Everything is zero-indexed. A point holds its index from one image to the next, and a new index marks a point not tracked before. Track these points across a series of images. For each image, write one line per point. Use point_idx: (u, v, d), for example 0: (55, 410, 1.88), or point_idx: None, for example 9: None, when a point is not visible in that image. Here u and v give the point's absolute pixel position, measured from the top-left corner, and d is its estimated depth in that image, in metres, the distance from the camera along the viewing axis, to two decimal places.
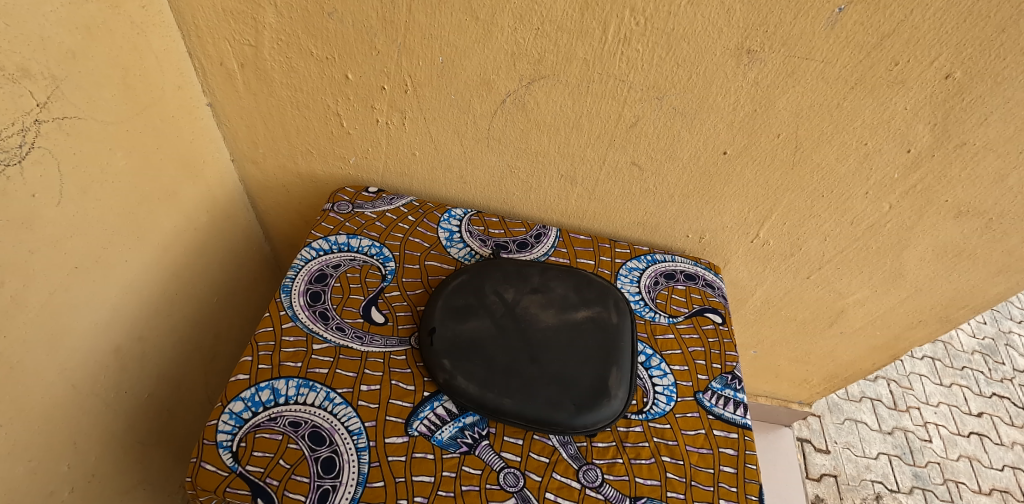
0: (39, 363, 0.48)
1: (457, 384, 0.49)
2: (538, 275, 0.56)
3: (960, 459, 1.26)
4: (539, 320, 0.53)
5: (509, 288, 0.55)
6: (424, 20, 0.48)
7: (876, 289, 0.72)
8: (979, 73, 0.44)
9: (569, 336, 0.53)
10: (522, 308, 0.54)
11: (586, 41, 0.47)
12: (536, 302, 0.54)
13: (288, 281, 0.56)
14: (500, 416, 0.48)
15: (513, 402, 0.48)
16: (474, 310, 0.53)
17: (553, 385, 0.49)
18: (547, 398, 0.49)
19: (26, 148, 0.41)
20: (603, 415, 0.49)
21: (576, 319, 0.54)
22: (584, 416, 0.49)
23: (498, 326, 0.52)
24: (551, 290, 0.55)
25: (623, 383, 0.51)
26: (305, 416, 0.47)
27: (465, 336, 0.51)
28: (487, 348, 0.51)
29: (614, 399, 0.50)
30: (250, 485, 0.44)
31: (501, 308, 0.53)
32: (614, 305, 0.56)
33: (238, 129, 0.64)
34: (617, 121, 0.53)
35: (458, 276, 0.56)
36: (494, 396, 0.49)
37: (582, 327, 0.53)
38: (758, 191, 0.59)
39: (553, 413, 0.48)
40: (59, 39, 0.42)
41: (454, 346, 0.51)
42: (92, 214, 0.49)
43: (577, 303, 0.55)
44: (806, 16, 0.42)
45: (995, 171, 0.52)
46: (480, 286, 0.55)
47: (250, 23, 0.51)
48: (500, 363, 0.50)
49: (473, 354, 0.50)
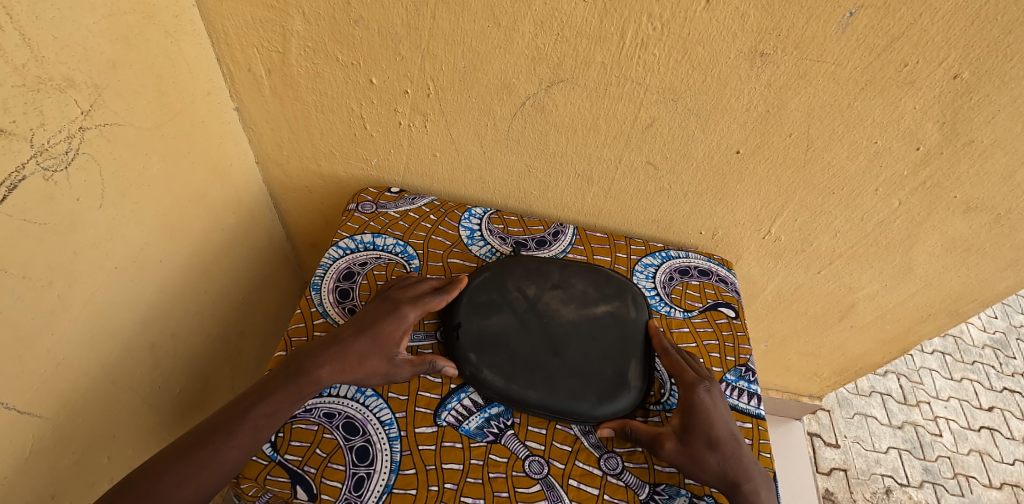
0: (84, 358, 0.50)
1: (482, 377, 0.51)
2: (558, 271, 0.58)
3: (971, 453, 1.27)
4: (560, 315, 0.55)
5: (530, 283, 0.57)
6: (447, 26, 0.50)
7: (886, 284, 0.74)
8: (987, 73, 0.46)
9: (589, 331, 0.55)
10: (543, 302, 0.56)
11: (604, 46, 0.48)
12: (557, 298, 0.56)
13: (318, 279, 0.59)
14: (525, 408, 0.51)
15: (537, 394, 0.51)
16: (498, 305, 0.55)
17: (575, 378, 0.52)
18: (569, 389, 0.51)
19: (72, 154, 0.44)
20: (624, 406, 0.52)
21: (595, 313, 0.56)
22: (606, 407, 0.51)
23: (521, 320, 0.55)
24: (571, 286, 0.58)
25: (643, 376, 0.54)
26: (338, 407, 0.49)
27: (489, 330, 0.54)
28: (511, 342, 0.53)
29: (635, 392, 0.53)
30: (289, 473, 0.46)
31: (524, 303, 0.56)
32: (632, 299, 0.58)
33: (263, 131, 0.66)
34: (633, 122, 0.55)
35: (481, 273, 0.57)
36: (520, 388, 0.51)
37: (601, 321, 0.56)
38: (771, 188, 0.61)
39: (576, 404, 0.51)
40: (101, 49, 0.44)
41: (479, 340, 0.53)
42: (129, 216, 0.52)
43: (596, 298, 0.57)
44: (818, 20, 0.44)
45: (1003, 167, 0.54)
46: (503, 282, 0.57)
47: (279, 31, 0.53)
48: (524, 357, 0.53)
49: (497, 348, 0.53)
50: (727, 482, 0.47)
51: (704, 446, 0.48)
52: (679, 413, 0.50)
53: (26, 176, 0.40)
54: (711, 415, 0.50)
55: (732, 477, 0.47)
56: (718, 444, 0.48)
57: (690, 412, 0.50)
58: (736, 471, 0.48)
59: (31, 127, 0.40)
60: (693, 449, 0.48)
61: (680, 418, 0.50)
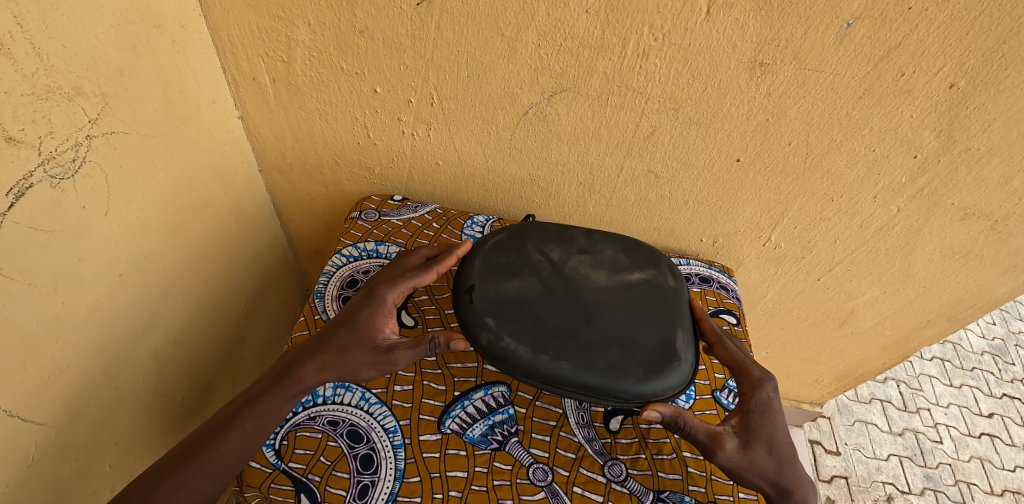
0: (88, 365, 0.51)
1: (505, 345, 0.47)
2: (584, 238, 0.56)
3: (972, 460, 1.27)
4: (591, 281, 0.52)
5: (554, 248, 0.54)
6: (451, 37, 0.51)
7: (885, 290, 0.74)
8: (983, 82, 0.46)
9: (624, 298, 0.51)
10: (570, 267, 0.53)
11: (606, 56, 0.49)
12: (586, 263, 0.54)
13: (321, 286, 0.60)
14: (556, 381, 0.46)
15: (571, 366, 0.47)
16: (519, 269, 0.52)
17: (614, 348, 0.48)
18: (608, 359, 0.47)
19: (79, 162, 0.44)
20: (672, 379, 0.47)
21: (629, 281, 0.53)
22: (651, 382, 0.47)
23: (546, 285, 0.51)
24: (599, 252, 0.55)
25: (689, 346, 0.50)
26: (342, 415, 0.50)
27: (510, 295, 0.50)
28: (536, 308, 0.49)
29: (682, 363, 0.48)
30: (294, 481, 0.46)
31: (548, 268, 0.52)
32: (667, 269, 0.55)
33: (267, 140, 0.67)
34: (635, 131, 0.56)
35: (496, 236, 0.55)
36: (550, 358, 0.47)
37: (637, 289, 0.52)
38: (770, 196, 0.61)
39: (616, 376, 0.46)
40: (109, 58, 0.45)
41: (497, 305, 0.49)
42: (134, 224, 0.52)
43: (629, 266, 0.54)
44: (816, 31, 0.44)
45: (999, 175, 0.54)
46: (523, 245, 0.54)
47: (284, 41, 0.54)
48: (552, 324, 0.49)
49: (521, 315, 0.49)
50: (778, 489, 0.47)
51: (765, 451, 0.47)
52: (741, 411, 0.49)
53: (33, 184, 0.41)
54: (776, 418, 0.49)
55: (786, 484, 0.47)
56: (778, 449, 0.48)
57: (756, 411, 0.49)
58: (790, 479, 0.47)
59: (39, 135, 0.40)
60: (755, 454, 0.47)
61: (743, 417, 0.49)
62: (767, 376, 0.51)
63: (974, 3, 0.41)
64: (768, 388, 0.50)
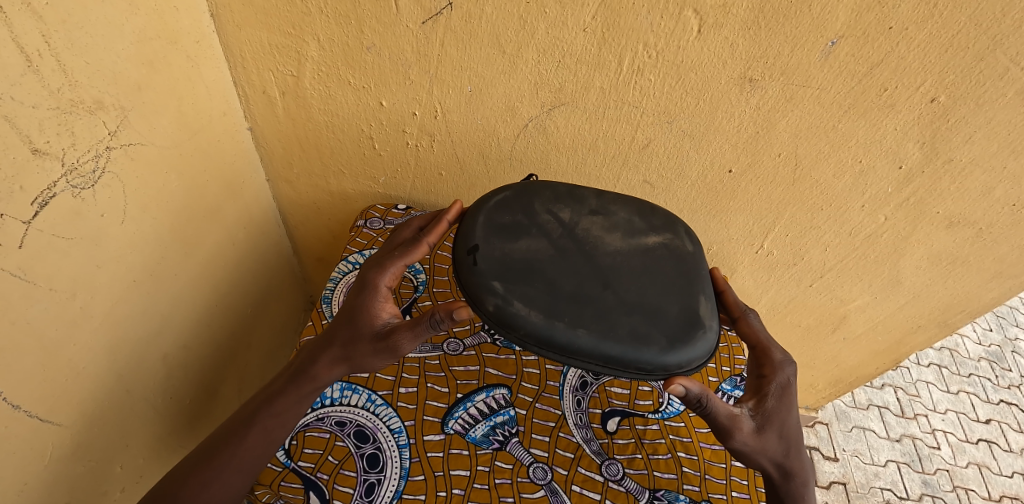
0: (102, 368, 0.52)
1: (515, 310, 0.43)
2: (594, 198, 0.51)
3: (969, 466, 1.28)
4: (605, 244, 0.48)
5: (563, 208, 0.50)
6: (455, 53, 0.53)
7: (875, 296, 0.76)
8: (962, 97, 0.49)
9: (642, 263, 0.48)
10: (582, 229, 0.49)
11: (602, 72, 0.51)
12: (599, 225, 0.49)
13: (329, 292, 0.62)
14: (573, 351, 0.43)
15: (589, 333, 0.43)
16: (526, 229, 0.47)
17: (635, 315, 0.44)
18: (630, 328, 0.43)
19: (99, 172, 0.46)
20: (699, 350, 0.44)
21: (646, 244, 0.49)
22: (676, 352, 0.43)
23: (557, 248, 0.47)
24: (612, 214, 0.51)
25: (713, 314, 0.47)
26: (350, 416, 0.52)
27: (519, 256, 0.46)
28: (547, 271, 0.45)
29: (707, 331, 0.45)
30: (303, 479, 0.48)
31: (559, 229, 0.48)
32: (684, 232, 0.51)
33: (275, 150, 0.69)
34: (630, 143, 0.58)
35: (499, 193, 0.50)
36: (566, 325, 0.43)
37: (655, 253, 0.48)
38: (762, 205, 0.63)
39: (638, 346, 0.43)
40: (128, 73, 0.47)
41: (505, 267, 0.45)
42: (148, 231, 0.54)
43: (645, 229, 0.50)
44: (802, 49, 0.47)
45: (982, 184, 0.56)
46: (530, 205, 0.49)
47: (294, 56, 0.56)
48: (566, 289, 0.44)
49: (531, 278, 0.44)
50: (779, 471, 0.49)
51: (777, 436, 0.48)
52: (759, 395, 0.49)
53: (56, 193, 0.42)
54: (790, 403, 0.50)
55: (788, 466, 0.49)
56: (788, 434, 0.49)
57: (773, 396, 0.49)
58: (792, 461, 0.49)
59: (63, 147, 0.42)
60: (768, 439, 0.47)
61: (760, 398, 0.49)
62: (787, 359, 0.51)
63: (950, 23, 0.44)
64: (787, 372, 0.50)
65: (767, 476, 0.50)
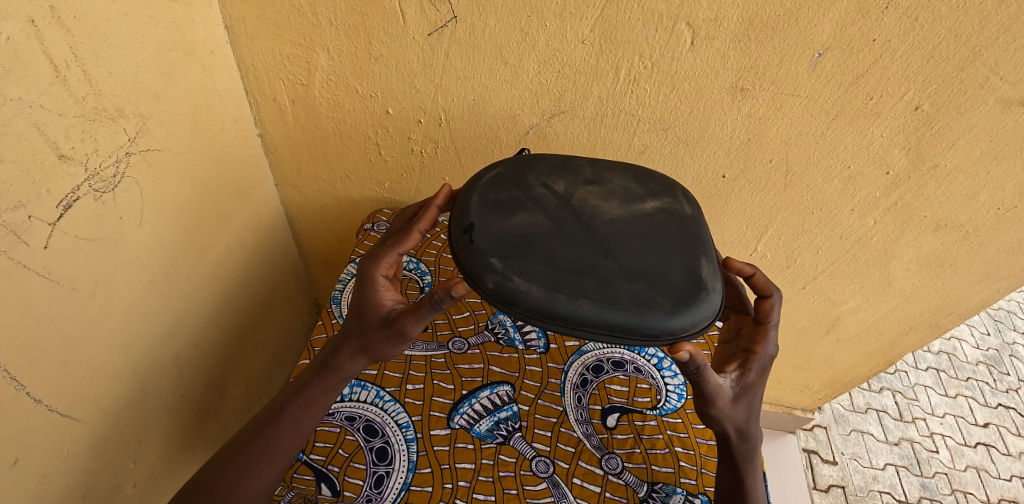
0: (118, 366, 0.54)
1: (515, 285, 0.42)
2: (590, 168, 0.52)
3: (968, 469, 1.28)
4: (603, 213, 0.48)
5: (558, 180, 0.50)
6: (459, 63, 0.55)
7: (867, 297, 0.78)
8: (944, 105, 0.51)
9: (641, 228, 0.47)
10: (578, 200, 0.49)
11: (600, 81, 0.54)
12: (595, 195, 0.49)
13: (337, 292, 0.65)
14: (576, 323, 0.42)
15: (592, 303, 0.42)
16: (522, 204, 0.47)
17: (637, 281, 0.43)
18: (633, 294, 0.42)
19: (119, 177, 0.48)
20: (704, 312, 0.43)
21: (644, 210, 0.49)
22: (681, 315, 0.42)
23: (554, 220, 0.46)
24: (608, 182, 0.51)
25: (717, 275, 0.46)
26: (359, 412, 0.54)
27: (515, 232, 0.45)
28: (545, 243, 0.45)
29: (712, 293, 0.44)
30: (314, 472, 0.50)
31: (554, 201, 0.48)
32: (683, 196, 0.51)
33: (283, 156, 0.71)
34: (628, 149, 0.60)
35: (493, 171, 0.50)
36: (566, 296, 0.42)
37: (654, 219, 0.48)
38: (755, 209, 0.65)
39: (643, 312, 0.42)
40: (147, 82, 0.49)
41: (502, 243, 0.44)
42: (163, 233, 0.56)
43: (642, 195, 0.50)
44: (790, 60, 0.49)
45: (967, 189, 0.58)
46: (524, 180, 0.50)
47: (304, 65, 0.59)
48: (566, 260, 0.44)
49: (530, 252, 0.44)
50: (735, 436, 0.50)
51: (745, 404, 0.50)
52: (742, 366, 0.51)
53: (80, 197, 0.45)
54: (764, 380, 0.51)
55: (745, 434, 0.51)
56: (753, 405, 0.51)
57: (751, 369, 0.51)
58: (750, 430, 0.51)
59: (87, 153, 0.44)
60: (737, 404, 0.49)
61: (743, 371, 0.51)
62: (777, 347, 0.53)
63: (931, 35, 0.46)
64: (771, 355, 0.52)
65: (726, 440, 0.51)
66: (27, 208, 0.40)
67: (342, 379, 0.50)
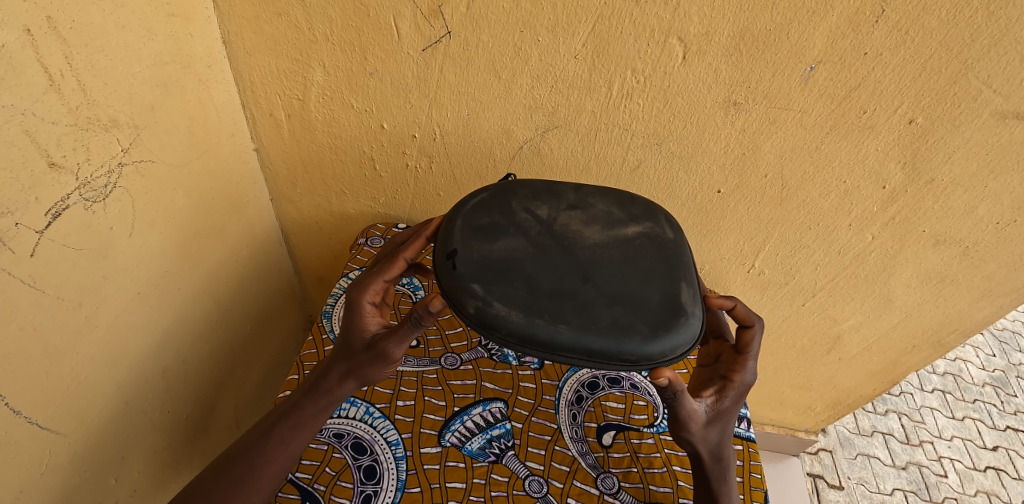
0: (103, 378, 0.53)
1: (495, 311, 0.42)
2: (573, 193, 0.51)
3: (978, 494, 1.24)
4: (585, 237, 0.47)
5: (542, 205, 0.49)
6: (453, 78, 0.55)
7: (868, 315, 0.77)
8: (938, 118, 0.51)
9: (621, 252, 0.46)
10: (561, 225, 0.48)
11: (593, 96, 0.54)
12: (577, 219, 0.49)
13: (328, 308, 0.64)
14: (555, 349, 0.41)
15: (571, 328, 0.41)
16: (504, 229, 0.47)
17: (617, 306, 0.43)
18: (611, 319, 0.42)
19: (110, 187, 0.48)
20: (683, 337, 0.43)
21: (626, 235, 0.48)
22: (660, 341, 0.42)
23: (535, 245, 0.46)
24: (591, 206, 0.50)
25: (697, 300, 0.45)
26: (348, 428, 0.53)
27: (497, 257, 0.45)
28: (525, 269, 0.44)
29: (692, 318, 0.43)
30: (299, 490, 0.48)
31: (537, 226, 0.47)
32: (665, 220, 0.50)
33: (279, 171, 0.71)
34: (622, 165, 0.60)
35: (477, 196, 0.50)
36: (545, 322, 0.41)
37: (635, 243, 0.47)
38: (752, 224, 0.65)
39: (621, 338, 0.41)
40: (143, 95, 0.49)
41: (483, 268, 0.44)
42: (154, 245, 0.56)
43: (625, 219, 0.49)
44: (783, 73, 0.49)
45: (964, 203, 0.58)
46: (507, 204, 0.49)
47: (300, 81, 0.59)
48: (545, 285, 0.43)
49: (510, 277, 0.43)
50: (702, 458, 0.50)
51: (713, 427, 0.49)
52: (717, 390, 0.50)
53: (69, 205, 0.44)
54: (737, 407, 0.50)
55: (712, 457, 0.50)
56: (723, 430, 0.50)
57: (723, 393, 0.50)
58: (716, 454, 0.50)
59: (78, 162, 0.44)
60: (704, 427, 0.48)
61: (719, 396, 0.50)
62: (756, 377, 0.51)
63: (922, 48, 0.46)
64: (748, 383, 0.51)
65: (697, 462, 0.50)
66: (14, 216, 0.40)
67: (333, 402, 0.49)
